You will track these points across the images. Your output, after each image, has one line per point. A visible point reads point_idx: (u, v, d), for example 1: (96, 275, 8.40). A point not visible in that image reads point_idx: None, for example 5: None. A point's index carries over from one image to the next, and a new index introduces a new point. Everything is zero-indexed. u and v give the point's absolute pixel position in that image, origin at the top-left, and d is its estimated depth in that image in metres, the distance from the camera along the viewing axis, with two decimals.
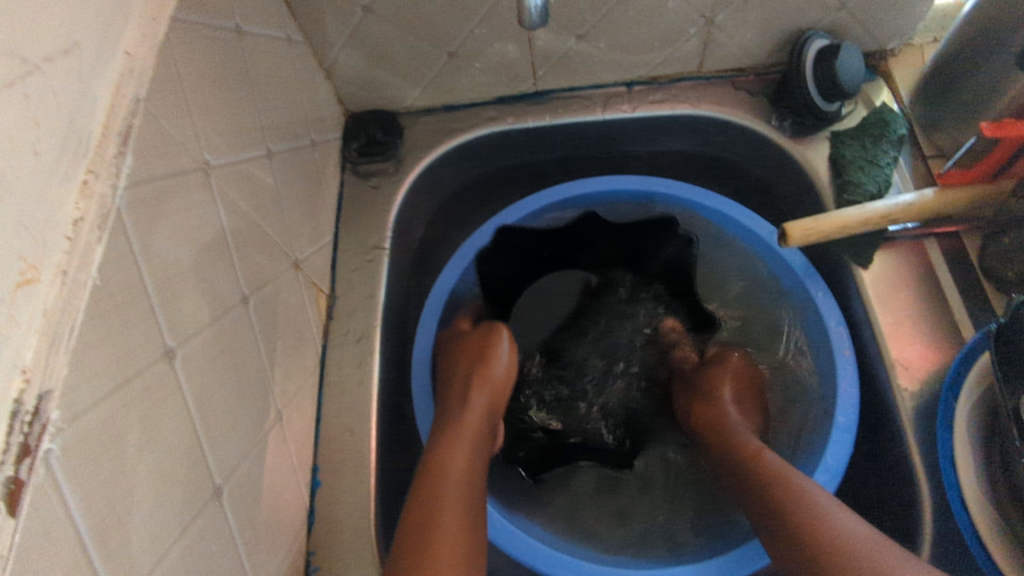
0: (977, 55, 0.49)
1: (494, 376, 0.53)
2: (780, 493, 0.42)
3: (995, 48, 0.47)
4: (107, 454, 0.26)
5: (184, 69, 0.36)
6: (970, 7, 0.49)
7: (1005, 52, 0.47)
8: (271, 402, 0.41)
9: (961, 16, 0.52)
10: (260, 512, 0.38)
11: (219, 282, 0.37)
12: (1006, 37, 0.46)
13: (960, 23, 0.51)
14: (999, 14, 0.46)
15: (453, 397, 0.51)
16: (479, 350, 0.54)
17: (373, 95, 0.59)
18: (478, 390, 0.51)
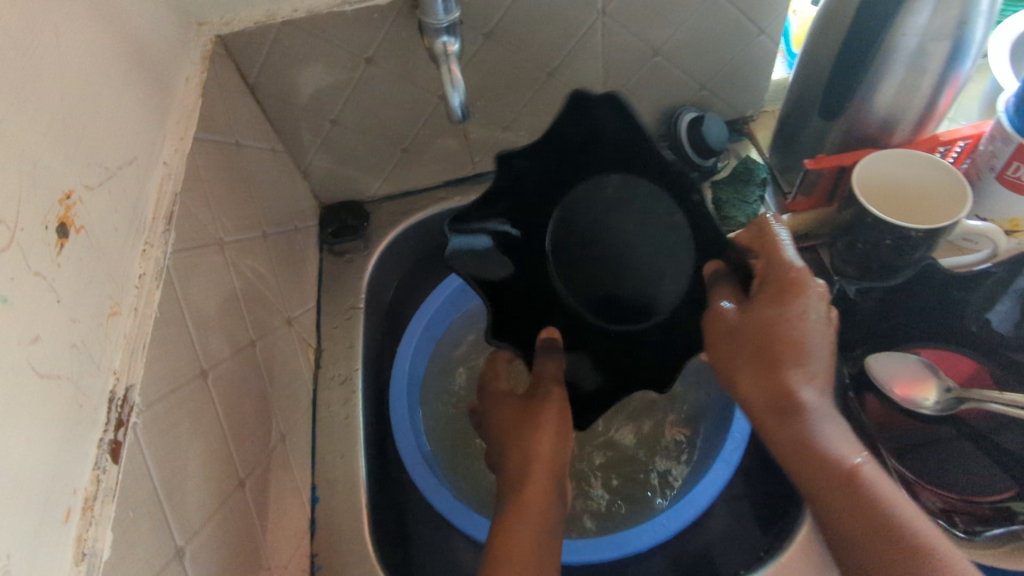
0: (802, 110, 0.65)
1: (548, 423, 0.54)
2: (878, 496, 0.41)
3: (811, 103, 0.63)
4: (169, 434, 0.36)
5: (206, 171, 0.49)
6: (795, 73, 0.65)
7: (815, 106, 0.63)
8: (275, 424, 0.51)
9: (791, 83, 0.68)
10: (269, 511, 0.47)
11: (236, 327, 0.48)
12: (814, 94, 0.62)
13: (784, 102, 0.70)
14: (808, 80, 0.62)
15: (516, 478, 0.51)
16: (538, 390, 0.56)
17: (343, 189, 0.73)
18: (542, 452, 0.52)
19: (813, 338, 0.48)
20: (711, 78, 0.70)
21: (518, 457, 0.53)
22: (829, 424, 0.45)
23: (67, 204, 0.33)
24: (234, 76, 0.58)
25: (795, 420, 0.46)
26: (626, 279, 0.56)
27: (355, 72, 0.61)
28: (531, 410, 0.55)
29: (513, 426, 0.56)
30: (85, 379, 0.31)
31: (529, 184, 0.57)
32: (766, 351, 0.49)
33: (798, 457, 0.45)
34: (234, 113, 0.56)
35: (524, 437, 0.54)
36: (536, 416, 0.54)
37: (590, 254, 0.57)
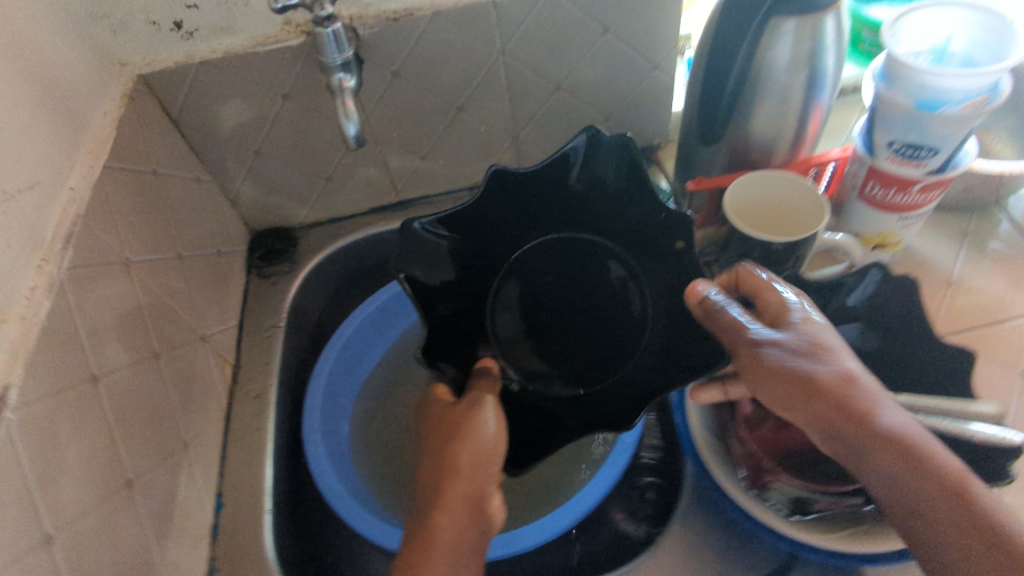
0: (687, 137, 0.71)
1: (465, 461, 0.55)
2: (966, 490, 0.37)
3: (690, 130, 0.69)
4: (47, 431, 0.39)
5: (117, 197, 0.53)
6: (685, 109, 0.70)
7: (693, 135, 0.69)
8: (178, 432, 0.54)
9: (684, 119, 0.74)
10: (162, 513, 0.49)
11: (137, 340, 0.51)
12: (693, 122, 0.68)
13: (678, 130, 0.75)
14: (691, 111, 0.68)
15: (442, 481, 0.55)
16: (454, 423, 0.58)
17: (272, 215, 0.77)
18: (467, 449, 0.55)
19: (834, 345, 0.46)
20: (614, 110, 0.76)
21: (440, 455, 0.57)
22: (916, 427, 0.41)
23: None
24: (157, 111, 0.63)
25: (888, 422, 0.41)
26: (573, 327, 0.68)
27: (273, 107, 0.66)
28: (445, 446, 0.57)
29: (440, 428, 0.59)
30: None
31: (518, 216, 0.66)
32: (806, 379, 0.43)
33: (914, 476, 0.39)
34: (153, 145, 0.61)
35: (450, 439, 0.57)
36: (451, 449, 0.56)
37: (552, 302, 0.68)
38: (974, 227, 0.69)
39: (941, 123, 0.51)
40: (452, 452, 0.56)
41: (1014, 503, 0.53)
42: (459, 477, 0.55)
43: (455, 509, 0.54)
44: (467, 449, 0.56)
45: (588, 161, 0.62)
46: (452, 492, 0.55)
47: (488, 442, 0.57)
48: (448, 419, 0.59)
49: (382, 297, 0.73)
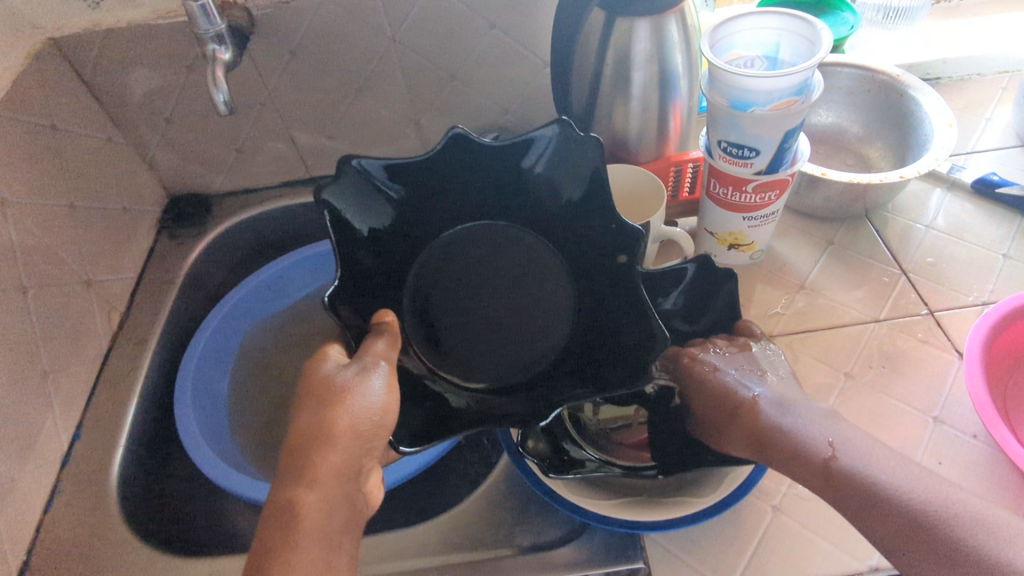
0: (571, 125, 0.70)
1: (351, 433, 0.46)
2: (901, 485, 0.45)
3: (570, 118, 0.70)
4: None
5: (3, 144, 0.59)
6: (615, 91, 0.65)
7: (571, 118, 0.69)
8: (38, 363, 0.59)
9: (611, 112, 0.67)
10: (4, 430, 0.54)
11: (2, 273, 0.56)
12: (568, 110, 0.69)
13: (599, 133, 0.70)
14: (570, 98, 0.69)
15: (310, 456, 0.45)
16: (337, 389, 0.47)
17: (187, 182, 0.82)
18: (347, 424, 0.46)
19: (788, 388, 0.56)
20: (511, 103, 0.80)
21: (313, 426, 0.46)
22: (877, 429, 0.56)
23: None
24: (68, 73, 0.68)
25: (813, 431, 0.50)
26: (482, 320, 0.63)
27: (179, 77, 0.71)
28: (322, 415, 0.46)
29: (317, 393, 0.48)
30: None
31: (459, 196, 0.61)
32: (733, 405, 0.55)
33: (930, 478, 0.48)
34: (58, 104, 0.66)
35: (329, 408, 0.46)
36: (332, 417, 0.46)
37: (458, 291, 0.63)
38: (839, 237, 0.71)
39: (753, 123, 0.54)
40: (332, 423, 0.46)
41: (806, 494, 0.55)
42: (336, 453, 0.45)
43: (329, 491, 0.44)
44: (347, 419, 0.46)
45: (555, 160, 0.58)
46: (326, 465, 0.44)
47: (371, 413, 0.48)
48: (328, 382, 0.48)
49: (281, 262, 0.77)
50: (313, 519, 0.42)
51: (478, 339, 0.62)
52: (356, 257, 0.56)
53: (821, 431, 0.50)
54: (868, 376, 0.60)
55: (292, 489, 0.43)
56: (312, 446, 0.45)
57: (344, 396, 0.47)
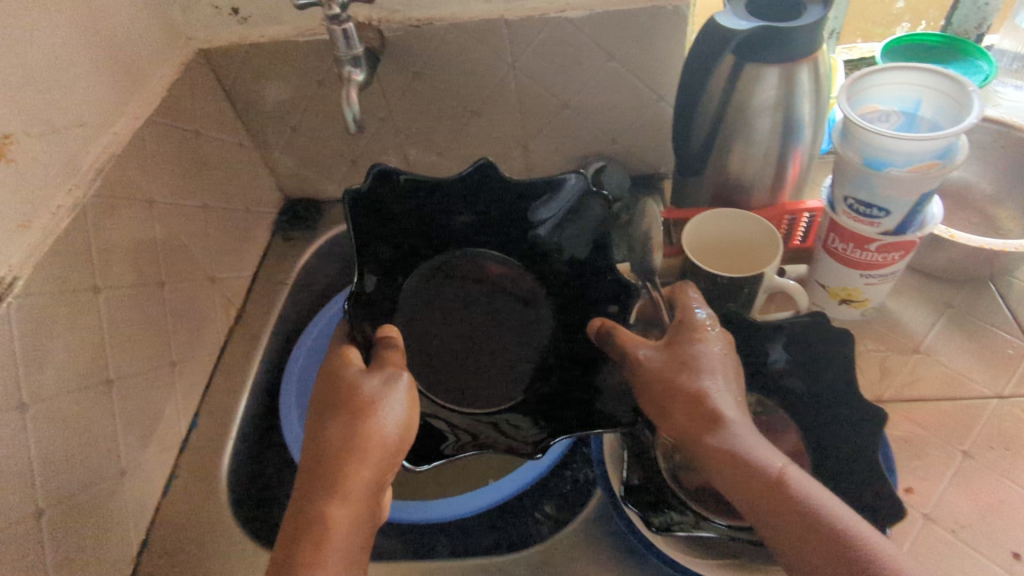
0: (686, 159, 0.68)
1: (380, 448, 0.49)
2: (777, 484, 0.45)
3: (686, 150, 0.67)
4: (47, 320, 0.49)
5: (155, 147, 0.63)
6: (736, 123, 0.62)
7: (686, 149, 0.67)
8: (168, 353, 0.63)
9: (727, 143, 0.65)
10: (137, 414, 0.59)
11: (146, 268, 0.61)
12: (684, 142, 0.67)
13: (712, 167, 0.68)
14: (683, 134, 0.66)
15: (329, 464, 0.48)
16: (364, 401, 0.51)
17: (304, 187, 0.87)
18: (375, 437, 0.49)
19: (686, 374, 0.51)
20: (620, 134, 0.80)
21: (332, 436, 0.49)
22: (753, 435, 0.48)
23: (5, 142, 0.47)
24: (212, 82, 0.73)
25: (724, 437, 0.48)
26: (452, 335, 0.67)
27: (308, 90, 0.75)
28: (350, 415, 0.50)
29: (337, 404, 0.51)
30: None
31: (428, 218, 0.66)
32: (698, 412, 0.50)
33: (796, 512, 0.43)
34: (202, 111, 0.71)
35: (354, 421, 0.49)
36: (364, 430, 0.49)
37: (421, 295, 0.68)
38: (959, 300, 0.68)
39: (892, 183, 0.52)
40: (368, 434, 0.49)
41: None
42: (365, 468, 0.47)
43: (358, 504, 0.47)
44: (378, 431, 0.49)
45: (569, 214, 0.65)
46: (357, 477, 0.47)
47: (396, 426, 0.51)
48: (354, 393, 0.51)
49: None
50: (342, 524, 0.45)
51: (489, 371, 0.67)
52: (373, 249, 0.64)
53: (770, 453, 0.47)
54: (988, 457, 0.56)
55: (321, 500, 0.46)
56: (338, 460, 0.48)
57: (372, 410, 0.50)
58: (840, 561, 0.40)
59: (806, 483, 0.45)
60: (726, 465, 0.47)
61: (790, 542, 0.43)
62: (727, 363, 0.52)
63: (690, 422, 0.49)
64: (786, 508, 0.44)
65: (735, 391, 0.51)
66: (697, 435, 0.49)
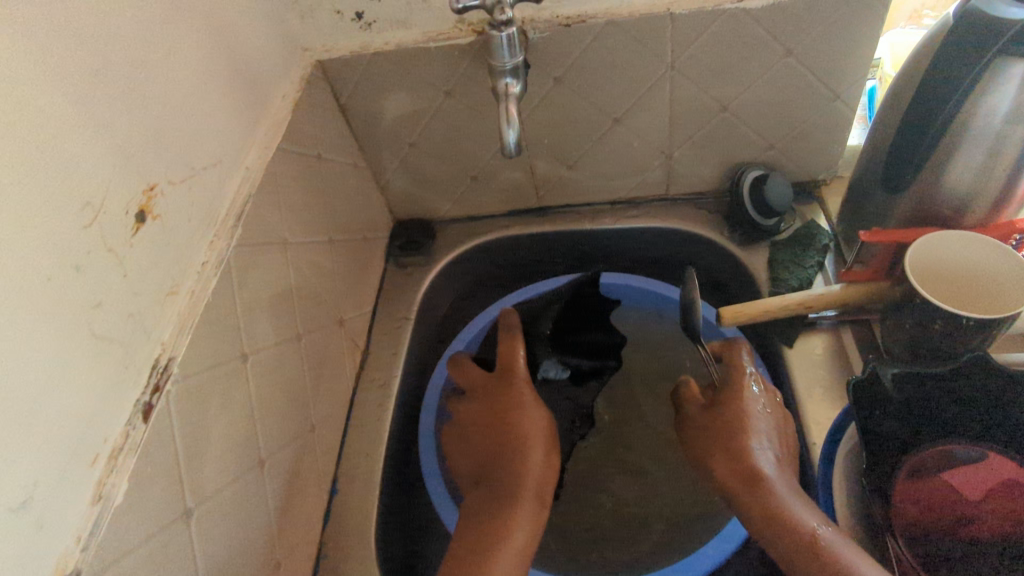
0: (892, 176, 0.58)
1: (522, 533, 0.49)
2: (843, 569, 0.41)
3: (895, 167, 0.57)
4: (200, 403, 0.42)
5: (283, 180, 0.55)
6: (961, 130, 0.53)
7: (895, 165, 0.57)
8: (308, 415, 0.56)
9: (941, 159, 0.55)
10: (286, 492, 0.51)
11: (284, 321, 0.53)
12: (894, 157, 0.57)
13: (919, 190, 0.58)
14: (896, 148, 0.56)
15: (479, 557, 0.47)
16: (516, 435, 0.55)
17: (416, 207, 0.78)
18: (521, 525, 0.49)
19: (766, 429, 0.50)
20: (781, 138, 0.70)
21: (481, 509, 0.52)
22: (792, 491, 0.46)
23: (149, 196, 0.40)
24: (328, 97, 0.64)
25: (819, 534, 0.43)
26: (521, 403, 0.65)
27: (434, 102, 0.66)
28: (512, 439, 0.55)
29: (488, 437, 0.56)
30: (132, 344, 0.38)
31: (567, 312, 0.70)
32: (741, 471, 0.48)
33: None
34: (321, 131, 0.62)
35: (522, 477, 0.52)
36: (518, 500, 0.51)
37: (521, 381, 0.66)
38: None
39: None
40: (518, 500, 0.51)
41: None
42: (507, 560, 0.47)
43: None
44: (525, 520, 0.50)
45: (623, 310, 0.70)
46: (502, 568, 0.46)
47: (541, 473, 0.53)
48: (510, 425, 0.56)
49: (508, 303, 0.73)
50: None
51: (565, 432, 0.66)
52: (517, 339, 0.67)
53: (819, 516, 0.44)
54: None
55: None
56: (480, 550, 0.48)
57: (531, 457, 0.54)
58: None
59: (847, 558, 0.41)
60: (785, 544, 0.44)
61: None
62: (770, 424, 0.50)
63: (746, 488, 0.47)
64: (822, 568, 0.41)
65: (781, 455, 0.49)
66: (743, 496, 0.47)
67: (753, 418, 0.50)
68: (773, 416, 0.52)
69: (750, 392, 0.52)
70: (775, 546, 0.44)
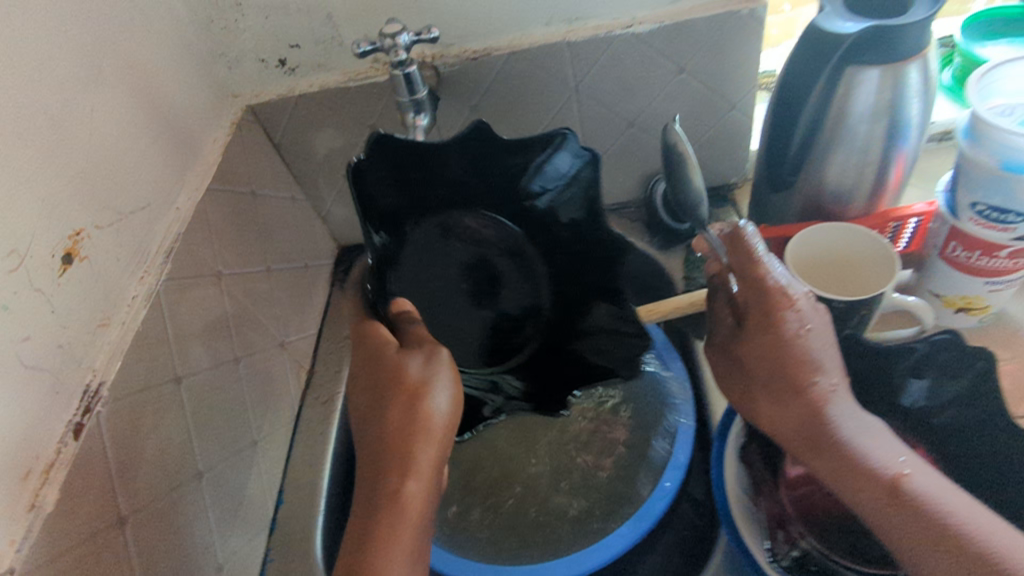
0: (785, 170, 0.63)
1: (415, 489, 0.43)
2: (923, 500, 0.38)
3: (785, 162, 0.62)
4: (133, 421, 0.46)
5: (215, 217, 0.60)
6: (834, 130, 0.57)
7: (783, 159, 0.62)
8: (249, 432, 0.60)
9: (827, 154, 0.59)
10: (227, 503, 0.55)
11: (220, 345, 0.58)
12: (782, 153, 0.62)
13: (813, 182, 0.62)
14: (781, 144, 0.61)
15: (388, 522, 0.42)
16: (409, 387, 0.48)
17: (358, 234, 0.83)
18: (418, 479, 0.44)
19: (810, 337, 0.45)
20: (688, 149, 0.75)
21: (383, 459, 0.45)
22: (864, 433, 0.42)
23: (76, 240, 0.44)
24: (261, 138, 0.69)
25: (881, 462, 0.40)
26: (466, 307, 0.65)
27: (361, 135, 0.71)
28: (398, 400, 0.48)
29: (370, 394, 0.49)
30: (64, 372, 0.42)
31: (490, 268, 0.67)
32: (787, 390, 0.44)
33: (892, 510, 0.38)
34: (255, 170, 0.68)
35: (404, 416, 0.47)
36: (413, 452, 0.45)
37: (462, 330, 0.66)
38: None
39: None
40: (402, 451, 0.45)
41: None
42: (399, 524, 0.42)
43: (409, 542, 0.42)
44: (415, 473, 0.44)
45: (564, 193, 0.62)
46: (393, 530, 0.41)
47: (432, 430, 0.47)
48: (398, 376, 0.48)
49: None
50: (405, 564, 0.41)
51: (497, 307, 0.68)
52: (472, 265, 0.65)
53: (879, 441, 0.41)
54: None
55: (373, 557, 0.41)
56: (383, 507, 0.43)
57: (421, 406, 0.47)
58: (953, 555, 0.35)
59: (933, 492, 0.38)
60: (837, 471, 0.41)
61: (891, 528, 0.38)
62: (812, 329, 0.45)
63: (796, 412, 0.43)
64: (910, 532, 0.37)
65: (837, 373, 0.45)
66: (811, 457, 0.43)
67: (786, 325, 0.46)
68: (809, 316, 0.46)
69: (778, 293, 0.47)
70: (823, 473, 0.42)
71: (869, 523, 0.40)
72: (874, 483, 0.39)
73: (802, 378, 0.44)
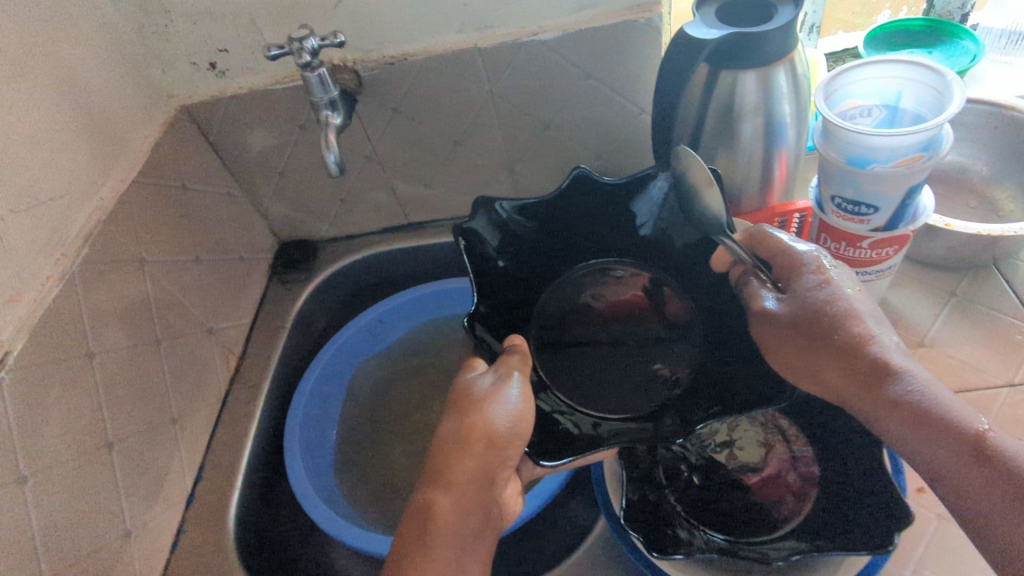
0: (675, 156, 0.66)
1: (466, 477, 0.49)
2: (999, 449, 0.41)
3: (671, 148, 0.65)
4: (38, 390, 0.50)
5: (141, 207, 0.64)
6: (712, 116, 0.60)
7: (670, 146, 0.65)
8: (168, 410, 0.64)
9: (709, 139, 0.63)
10: (140, 473, 0.59)
11: (140, 327, 0.61)
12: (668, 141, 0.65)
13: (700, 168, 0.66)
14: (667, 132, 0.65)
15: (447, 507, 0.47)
16: (475, 400, 0.52)
17: (296, 230, 0.87)
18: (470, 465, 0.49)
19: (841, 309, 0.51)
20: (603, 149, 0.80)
21: (469, 459, 0.49)
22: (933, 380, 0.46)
23: None
24: (196, 137, 0.74)
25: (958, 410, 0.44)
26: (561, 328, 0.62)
27: (292, 135, 0.75)
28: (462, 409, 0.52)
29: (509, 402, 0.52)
30: None
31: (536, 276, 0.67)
32: (850, 354, 0.49)
33: (968, 455, 0.42)
34: (187, 165, 0.72)
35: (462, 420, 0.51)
36: (462, 443, 0.50)
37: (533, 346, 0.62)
38: (962, 289, 0.67)
39: (873, 179, 0.51)
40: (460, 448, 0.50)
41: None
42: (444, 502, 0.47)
43: (460, 500, 0.48)
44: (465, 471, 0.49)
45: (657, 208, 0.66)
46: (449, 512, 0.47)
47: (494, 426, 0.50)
48: (466, 395, 0.53)
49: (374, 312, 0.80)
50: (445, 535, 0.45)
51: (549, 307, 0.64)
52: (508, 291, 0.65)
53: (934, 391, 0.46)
54: None
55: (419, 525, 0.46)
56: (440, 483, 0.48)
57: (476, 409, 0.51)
58: (1000, 483, 0.41)
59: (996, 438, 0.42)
60: (915, 422, 0.45)
61: (965, 474, 0.42)
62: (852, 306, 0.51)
63: (867, 371, 0.48)
64: (966, 472, 0.42)
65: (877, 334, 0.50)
66: (866, 399, 0.48)
67: (817, 305, 0.51)
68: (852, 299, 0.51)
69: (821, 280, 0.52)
70: (897, 427, 0.46)
71: (940, 470, 0.43)
72: (946, 428, 0.43)
73: (858, 344, 0.49)
